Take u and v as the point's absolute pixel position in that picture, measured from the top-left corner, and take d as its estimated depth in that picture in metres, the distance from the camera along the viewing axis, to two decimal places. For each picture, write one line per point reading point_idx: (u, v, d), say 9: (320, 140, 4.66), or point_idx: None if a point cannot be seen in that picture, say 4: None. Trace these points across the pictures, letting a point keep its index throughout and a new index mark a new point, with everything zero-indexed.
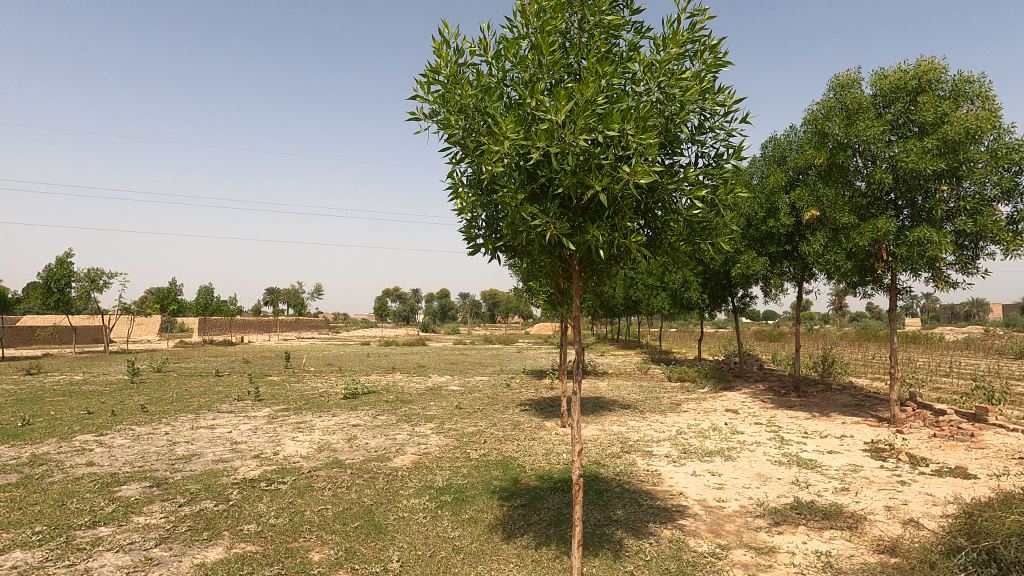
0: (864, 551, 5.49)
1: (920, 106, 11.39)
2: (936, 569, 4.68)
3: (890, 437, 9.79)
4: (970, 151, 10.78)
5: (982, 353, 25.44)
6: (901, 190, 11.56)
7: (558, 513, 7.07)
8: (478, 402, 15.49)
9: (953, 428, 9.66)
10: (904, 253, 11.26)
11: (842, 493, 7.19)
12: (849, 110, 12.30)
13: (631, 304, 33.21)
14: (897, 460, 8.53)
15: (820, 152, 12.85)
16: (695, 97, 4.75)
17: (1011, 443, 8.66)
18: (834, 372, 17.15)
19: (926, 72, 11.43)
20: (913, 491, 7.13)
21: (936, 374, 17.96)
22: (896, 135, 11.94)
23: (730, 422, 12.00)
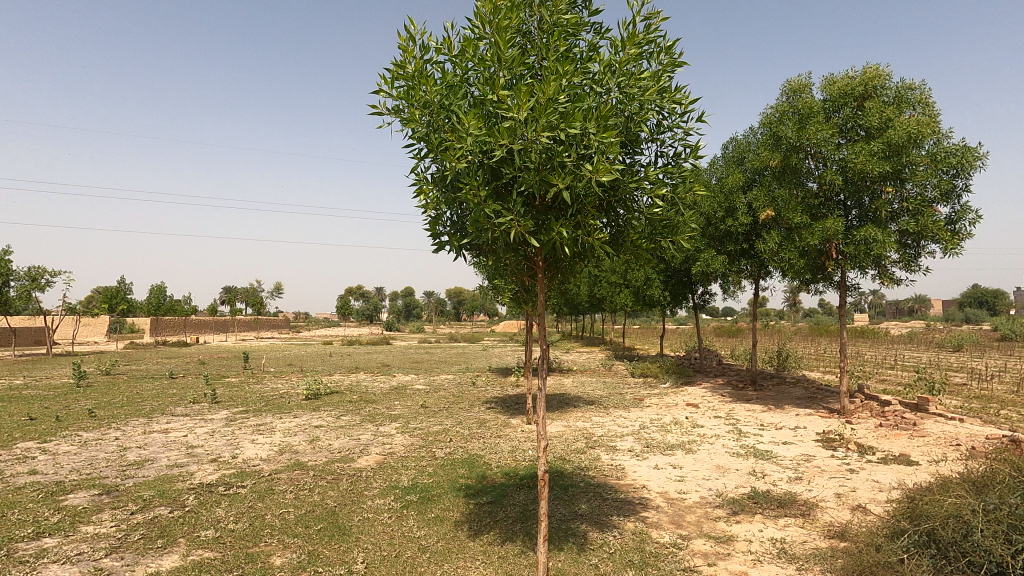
0: (816, 537, 5.74)
1: (866, 112, 11.89)
2: (884, 551, 4.86)
3: (841, 429, 10.18)
4: (912, 155, 11.33)
5: (924, 347, 26.75)
6: (850, 191, 12.09)
7: (523, 509, 7.12)
8: (443, 401, 15.37)
9: (898, 418, 10.17)
10: (852, 252, 11.77)
11: (796, 482, 7.49)
12: (801, 114, 12.78)
13: (594, 301, 33.63)
14: (846, 449, 8.93)
15: (774, 154, 13.29)
16: (654, 98, 4.84)
17: (950, 431, 9.14)
18: (789, 367, 17.76)
19: (871, 79, 11.97)
20: (861, 478, 7.48)
21: (882, 367, 18.86)
22: (845, 139, 12.44)
23: (691, 416, 12.28)
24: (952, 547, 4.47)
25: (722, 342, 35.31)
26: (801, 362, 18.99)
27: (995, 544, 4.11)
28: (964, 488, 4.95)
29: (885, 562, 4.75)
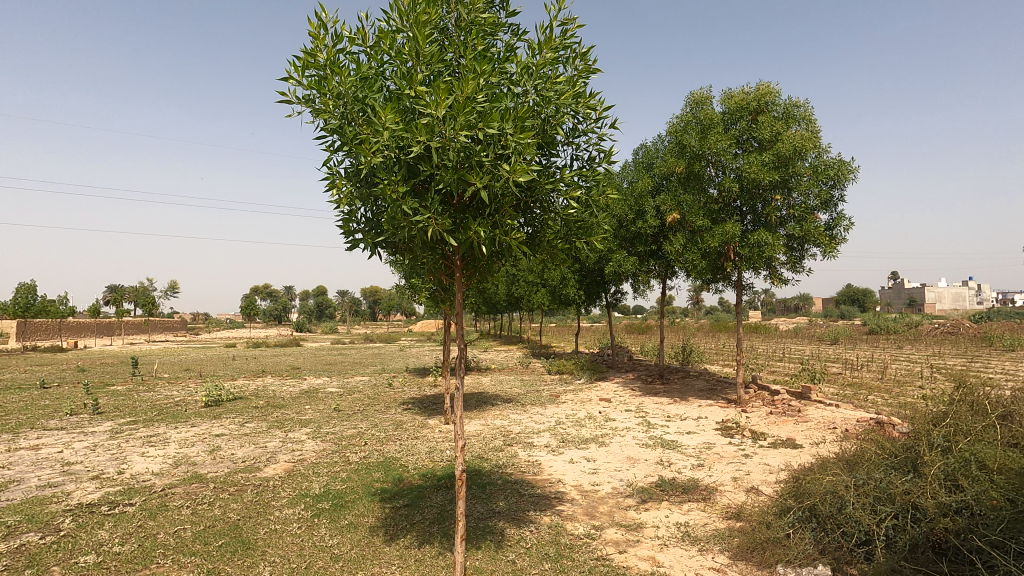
0: (715, 519, 6.18)
1: (760, 125, 12.93)
2: (773, 527, 5.32)
3: (737, 417, 10.99)
4: (797, 166, 12.47)
5: (807, 340, 29.63)
6: (745, 198, 13.10)
7: (441, 510, 7.06)
8: (357, 404, 14.89)
9: (785, 406, 11.18)
10: (747, 254, 12.76)
11: (698, 468, 8.01)
12: (703, 125, 13.67)
13: (512, 300, 34.05)
14: (742, 436, 9.69)
15: (679, 161, 14.08)
16: (569, 103, 4.97)
17: (828, 416, 10.16)
18: (692, 361, 18.97)
19: (764, 96, 13.03)
20: (754, 462, 8.14)
21: (771, 360, 20.64)
22: (741, 149, 13.45)
23: (604, 410, 12.78)
24: (829, 520, 4.99)
25: (632, 339, 36.95)
26: (703, 356, 20.29)
27: (863, 514, 4.64)
28: (838, 466, 5.56)
29: (774, 537, 5.19)
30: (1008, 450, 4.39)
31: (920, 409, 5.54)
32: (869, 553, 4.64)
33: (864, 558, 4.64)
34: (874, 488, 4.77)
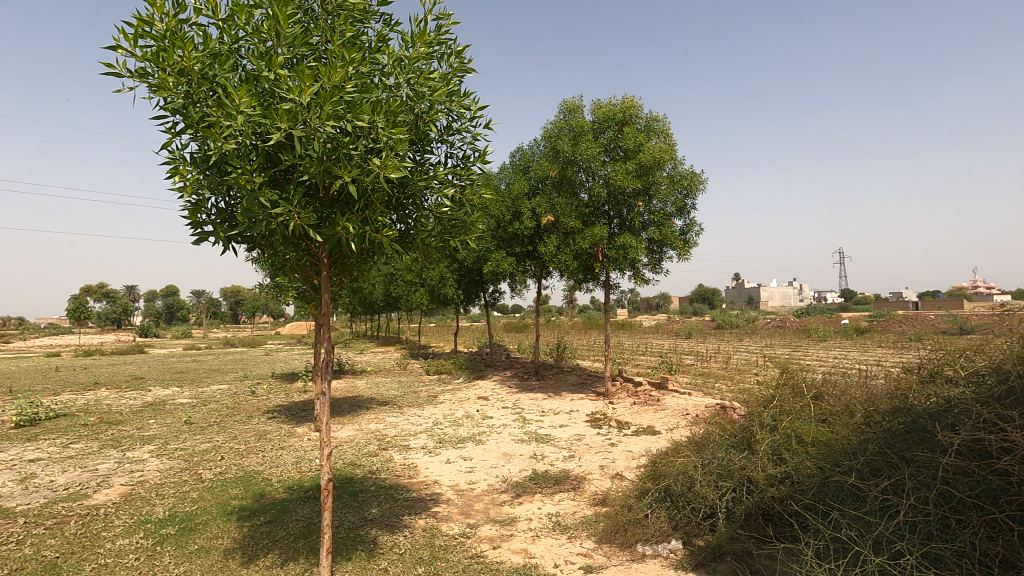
0: (583, 506, 6.52)
1: (625, 135, 13.90)
2: (633, 510, 5.70)
3: (605, 409, 11.71)
4: (657, 176, 13.59)
5: (665, 335, 32.53)
6: (612, 203, 14.01)
7: (308, 524, 6.65)
8: (214, 415, 13.55)
9: (646, 396, 12.16)
10: (614, 255, 13.64)
11: (569, 460, 8.41)
12: (575, 132, 14.39)
13: (390, 301, 33.19)
14: (609, 426, 10.35)
15: (553, 165, 14.68)
16: (444, 100, 4.95)
17: (682, 403, 11.21)
18: (565, 357, 19.89)
19: (628, 109, 14.02)
20: (619, 450, 8.74)
21: (635, 354, 22.33)
22: (608, 157, 14.35)
23: (482, 408, 12.94)
24: (681, 499, 5.43)
25: (510, 337, 37.81)
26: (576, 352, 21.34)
27: (708, 491, 5.11)
28: (690, 448, 6.09)
29: (634, 519, 5.55)
30: (820, 426, 5.16)
31: (755, 393, 6.27)
32: (714, 525, 5.17)
33: (709, 529, 5.18)
34: (717, 466, 5.28)
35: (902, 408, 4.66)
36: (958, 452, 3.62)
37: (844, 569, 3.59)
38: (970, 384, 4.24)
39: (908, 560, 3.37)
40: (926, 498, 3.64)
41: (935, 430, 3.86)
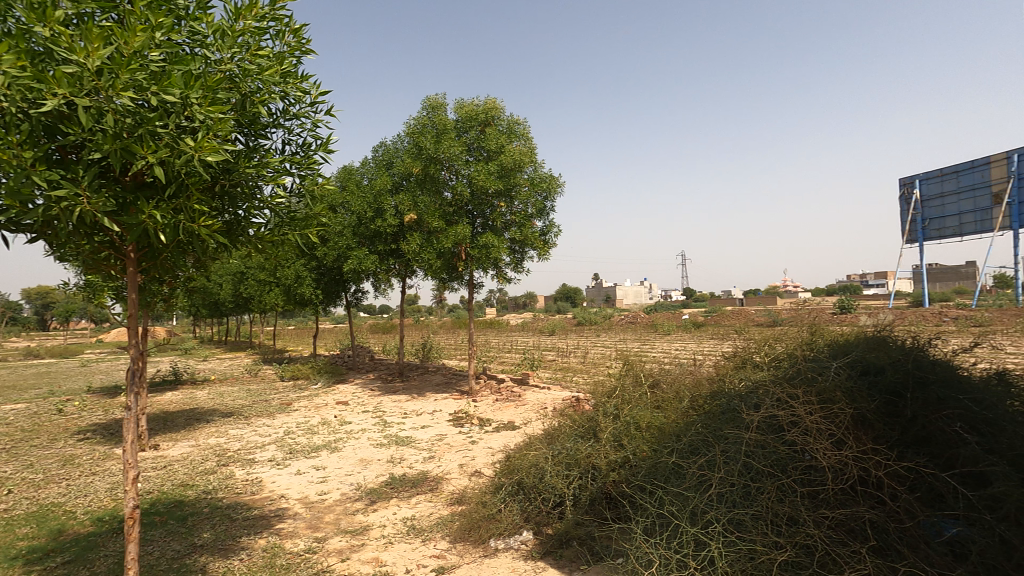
0: (439, 507, 6.49)
1: (487, 136, 14.08)
2: (485, 506, 5.65)
3: (468, 407, 11.76)
4: (517, 178, 13.96)
5: (531, 331, 33.80)
6: (475, 203, 14.15)
7: (120, 559, 5.79)
8: (4, 440, 11.32)
9: (507, 392, 12.52)
10: (477, 254, 13.76)
11: (428, 461, 8.33)
12: (437, 130, 14.30)
13: (240, 301, 30.43)
14: (470, 424, 10.41)
15: (417, 163, 14.47)
16: (275, 80, 4.45)
17: (540, 397, 11.68)
18: (432, 356, 19.67)
19: (490, 110, 14.24)
20: (479, 447, 8.86)
21: (501, 351, 22.88)
22: (471, 157, 14.44)
23: (340, 413, 12.34)
24: (532, 489, 5.25)
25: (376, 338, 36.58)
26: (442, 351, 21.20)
27: (557, 479, 5.00)
28: (541, 441, 6.01)
29: (487, 513, 5.25)
30: (655, 411, 5.43)
31: (602, 386, 6.53)
32: (563, 513, 4.95)
33: (558, 517, 4.96)
34: (565, 456, 5.23)
35: (719, 392, 5.02)
36: (758, 427, 3.99)
37: (664, 542, 3.64)
38: (771, 368, 4.80)
39: (715, 527, 3.50)
40: (731, 470, 3.83)
41: (743, 409, 4.21)
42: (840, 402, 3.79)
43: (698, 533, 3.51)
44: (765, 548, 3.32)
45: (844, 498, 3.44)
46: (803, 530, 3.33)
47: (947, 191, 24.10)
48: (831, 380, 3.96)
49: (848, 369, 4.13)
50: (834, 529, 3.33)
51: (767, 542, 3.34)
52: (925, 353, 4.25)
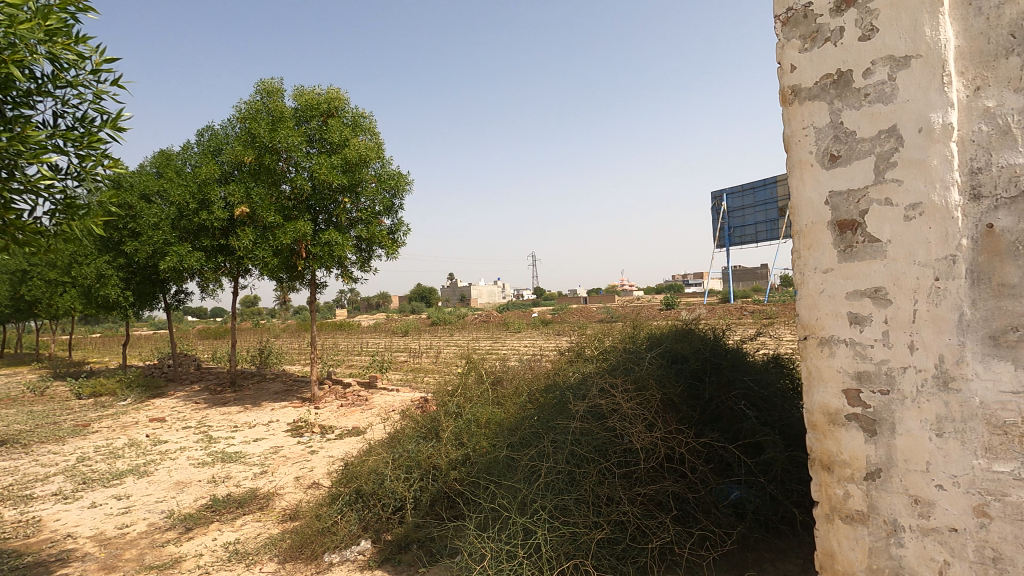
0: (270, 526, 5.49)
1: (329, 126, 10.28)
2: (321, 518, 4.85)
3: (308, 414, 10.94)
4: (365, 173, 10.37)
5: (384, 333, 32.68)
6: (318, 199, 10.26)
7: None
8: None
9: (353, 397, 11.94)
10: (317, 254, 10.13)
11: (259, 477, 7.20)
12: (271, 117, 10.25)
13: (18, 305, 24.92)
14: (311, 433, 9.47)
15: (247, 151, 10.19)
16: (36, 37, 3.24)
17: (388, 401, 11.32)
18: (271, 363, 17.63)
19: (334, 99, 10.47)
20: (320, 457, 7.90)
21: (350, 353, 21.69)
22: (312, 148, 10.43)
23: (153, 432, 10.66)
24: (372, 496, 4.95)
25: (201, 343, 32.36)
26: (282, 356, 19.29)
27: (398, 484, 4.83)
28: (382, 446, 5.57)
29: (321, 529, 4.74)
30: (495, 408, 5.56)
31: (444, 385, 6.47)
32: (404, 517, 4.82)
33: (399, 522, 4.80)
34: (406, 458, 5.07)
35: (553, 386, 5.37)
36: (581, 416, 4.19)
37: (494, 536, 3.66)
38: (599, 361, 5.20)
39: (542, 514, 3.61)
40: (558, 458, 3.97)
41: (571, 400, 4.42)
42: (651, 389, 4.18)
43: (527, 523, 3.59)
44: (586, 529, 3.54)
45: (654, 474, 3.80)
46: (618, 508, 3.62)
47: (747, 204, 28.26)
48: (645, 368, 4.38)
49: (660, 358, 4.62)
50: (645, 503, 3.68)
51: (588, 523, 3.55)
52: (719, 342, 4.99)
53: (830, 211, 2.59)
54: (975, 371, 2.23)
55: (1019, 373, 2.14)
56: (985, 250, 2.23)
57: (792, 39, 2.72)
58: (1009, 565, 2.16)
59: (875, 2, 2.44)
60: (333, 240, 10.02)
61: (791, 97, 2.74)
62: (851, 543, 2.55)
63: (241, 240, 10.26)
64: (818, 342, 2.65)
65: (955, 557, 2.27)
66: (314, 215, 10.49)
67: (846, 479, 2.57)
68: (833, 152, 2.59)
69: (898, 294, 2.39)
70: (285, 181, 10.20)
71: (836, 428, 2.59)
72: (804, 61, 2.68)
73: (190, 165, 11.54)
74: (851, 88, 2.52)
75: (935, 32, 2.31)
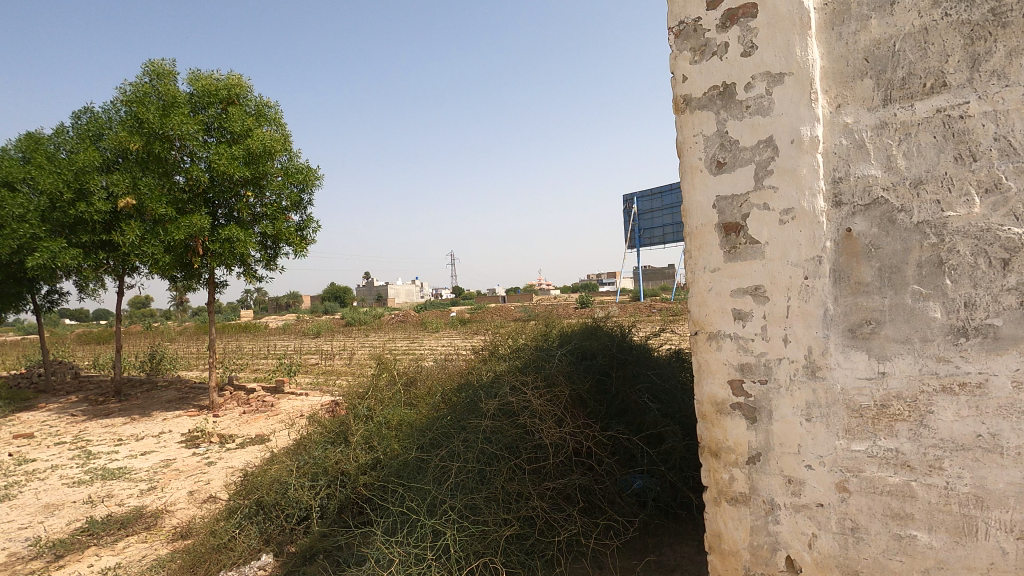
0: (157, 546, 5.06)
1: (229, 116, 9.58)
2: (216, 534, 4.52)
3: (205, 423, 10.17)
4: (270, 165, 9.80)
5: (294, 334, 31.15)
6: (218, 191, 9.57)
7: None
8: None
9: (258, 403, 11.27)
10: (217, 251, 9.47)
11: (146, 493, 6.60)
12: (163, 102, 9.46)
13: None
14: (208, 443, 8.83)
15: (135, 137, 9.31)
16: None
17: (297, 406, 10.80)
18: (163, 370, 16.25)
19: (235, 87, 9.79)
20: (218, 468, 7.42)
21: (255, 356, 20.44)
22: (210, 137, 9.70)
23: (18, 450, 9.42)
24: (274, 507, 4.71)
25: (80, 349, 29.03)
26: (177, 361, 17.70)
27: (302, 493, 4.62)
28: (284, 453, 5.31)
29: (215, 546, 4.38)
30: (407, 409, 5.46)
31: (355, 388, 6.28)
32: (308, 527, 4.64)
33: (303, 533, 4.60)
34: (312, 466, 4.85)
35: (466, 386, 5.38)
36: (493, 414, 4.21)
37: (401, 539, 3.58)
38: (512, 359, 5.26)
39: (451, 515, 3.58)
40: (467, 457, 3.95)
41: (482, 399, 4.42)
42: (561, 385, 4.30)
43: (435, 524, 3.54)
44: (496, 526, 3.56)
45: (562, 469, 3.92)
46: (528, 504, 3.68)
47: (655, 208, 29.80)
48: (555, 365, 4.47)
49: (569, 355, 4.74)
50: (554, 497, 3.77)
51: (497, 520, 3.58)
52: (625, 338, 5.22)
53: (717, 214, 2.78)
54: (837, 361, 2.49)
55: (871, 362, 2.43)
56: (845, 251, 2.49)
57: (684, 51, 2.87)
58: (864, 532, 2.46)
59: (755, 21, 2.65)
60: (234, 236, 9.38)
61: (682, 105, 2.89)
62: (736, 523, 2.76)
63: (125, 235, 9.29)
64: (707, 337, 2.82)
65: (821, 529, 2.54)
66: (212, 209, 9.76)
67: (731, 464, 2.76)
68: (719, 159, 2.77)
69: (774, 291, 2.61)
70: (178, 172, 9.38)
71: (723, 416, 2.78)
72: (694, 73, 2.85)
73: (65, 150, 10.34)
74: (734, 100, 2.71)
75: (804, 52, 2.55)
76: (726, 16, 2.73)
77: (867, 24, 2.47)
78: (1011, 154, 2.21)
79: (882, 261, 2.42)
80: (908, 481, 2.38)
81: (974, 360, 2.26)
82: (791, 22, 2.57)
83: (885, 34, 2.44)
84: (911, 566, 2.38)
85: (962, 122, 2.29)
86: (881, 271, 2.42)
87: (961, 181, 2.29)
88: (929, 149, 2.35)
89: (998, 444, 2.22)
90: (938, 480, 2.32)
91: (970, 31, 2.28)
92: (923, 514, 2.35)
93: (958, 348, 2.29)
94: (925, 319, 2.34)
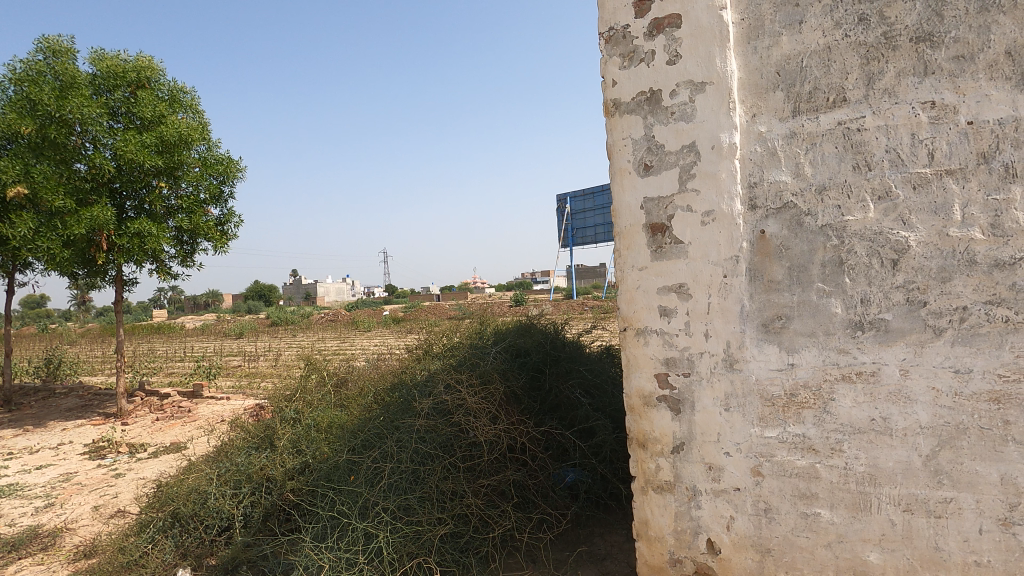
0: (56, 568, 4.62)
1: (139, 100, 8.87)
2: (125, 551, 4.19)
3: (112, 432, 9.37)
4: (187, 155, 9.22)
5: (214, 334, 29.35)
6: (126, 181, 8.83)
7: None
8: None
9: (173, 408, 10.53)
10: (125, 246, 8.78)
11: (42, 511, 6.00)
12: (60, 83, 8.60)
13: None
14: (116, 453, 8.15)
15: (27, 119, 8.37)
16: None
17: (218, 410, 10.19)
18: (59, 375, 14.78)
19: (146, 69, 9.11)
20: (126, 480, 6.87)
21: (170, 359, 19.08)
22: (116, 122, 8.93)
23: None
24: (192, 519, 4.42)
25: None
26: (78, 366, 16.19)
27: (224, 501, 4.38)
28: (203, 461, 5.01)
29: (124, 564, 4.07)
30: (337, 411, 5.29)
31: (282, 390, 6.01)
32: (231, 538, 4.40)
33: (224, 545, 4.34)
34: (235, 473, 4.62)
35: (399, 386, 5.28)
36: (427, 413, 4.15)
37: (332, 545, 3.47)
38: (446, 357, 5.22)
39: (384, 516, 3.52)
40: (401, 457, 3.89)
41: (416, 398, 4.35)
42: (495, 382, 4.32)
43: (368, 527, 3.46)
44: (430, 525, 3.54)
45: (496, 465, 3.94)
46: (461, 501, 3.68)
47: (587, 208, 30.51)
48: (490, 363, 4.50)
49: (504, 353, 4.78)
50: (488, 494, 3.80)
51: (431, 520, 3.55)
52: (558, 335, 5.32)
53: (645, 215, 2.88)
54: (752, 354, 2.67)
55: (782, 355, 2.62)
56: (759, 251, 2.66)
57: (613, 56, 2.95)
58: (775, 512, 2.65)
59: (679, 31, 2.78)
60: (145, 230, 8.77)
61: (612, 109, 2.96)
62: (661, 510, 2.89)
63: (13, 228, 8.29)
64: (635, 333, 2.92)
65: (738, 512, 2.72)
66: (118, 201, 9.02)
67: (657, 454, 2.88)
68: (647, 162, 2.88)
69: (696, 289, 2.76)
70: (78, 159, 8.56)
71: (650, 409, 2.89)
72: (623, 77, 2.92)
73: None
74: (660, 106, 2.83)
75: (724, 63, 2.71)
76: (653, 24, 2.84)
77: (779, 40, 2.65)
78: (900, 165, 2.44)
79: (791, 261, 2.61)
80: (814, 463, 2.58)
81: (868, 351, 2.48)
82: (711, 34, 2.72)
83: (795, 50, 2.62)
84: (816, 541, 2.59)
85: (860, 134, 2.50)
86: (790, 270, 2.61)
87: (859, 189, 2.51)
88: (832, 159, 2.55)
89: (889, 427, 2.46)
90: (839, 461, 2.54)
91: (866, 52, 2.50)
92: (826, 493, 2.56)
93: (856, 341, 2.51)
94: (828, 315, 2.55)
